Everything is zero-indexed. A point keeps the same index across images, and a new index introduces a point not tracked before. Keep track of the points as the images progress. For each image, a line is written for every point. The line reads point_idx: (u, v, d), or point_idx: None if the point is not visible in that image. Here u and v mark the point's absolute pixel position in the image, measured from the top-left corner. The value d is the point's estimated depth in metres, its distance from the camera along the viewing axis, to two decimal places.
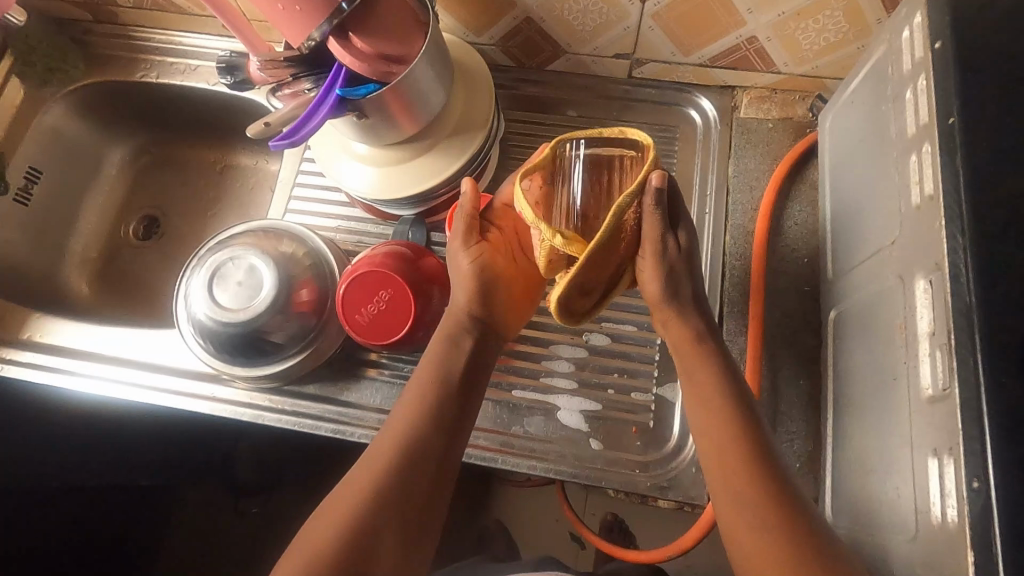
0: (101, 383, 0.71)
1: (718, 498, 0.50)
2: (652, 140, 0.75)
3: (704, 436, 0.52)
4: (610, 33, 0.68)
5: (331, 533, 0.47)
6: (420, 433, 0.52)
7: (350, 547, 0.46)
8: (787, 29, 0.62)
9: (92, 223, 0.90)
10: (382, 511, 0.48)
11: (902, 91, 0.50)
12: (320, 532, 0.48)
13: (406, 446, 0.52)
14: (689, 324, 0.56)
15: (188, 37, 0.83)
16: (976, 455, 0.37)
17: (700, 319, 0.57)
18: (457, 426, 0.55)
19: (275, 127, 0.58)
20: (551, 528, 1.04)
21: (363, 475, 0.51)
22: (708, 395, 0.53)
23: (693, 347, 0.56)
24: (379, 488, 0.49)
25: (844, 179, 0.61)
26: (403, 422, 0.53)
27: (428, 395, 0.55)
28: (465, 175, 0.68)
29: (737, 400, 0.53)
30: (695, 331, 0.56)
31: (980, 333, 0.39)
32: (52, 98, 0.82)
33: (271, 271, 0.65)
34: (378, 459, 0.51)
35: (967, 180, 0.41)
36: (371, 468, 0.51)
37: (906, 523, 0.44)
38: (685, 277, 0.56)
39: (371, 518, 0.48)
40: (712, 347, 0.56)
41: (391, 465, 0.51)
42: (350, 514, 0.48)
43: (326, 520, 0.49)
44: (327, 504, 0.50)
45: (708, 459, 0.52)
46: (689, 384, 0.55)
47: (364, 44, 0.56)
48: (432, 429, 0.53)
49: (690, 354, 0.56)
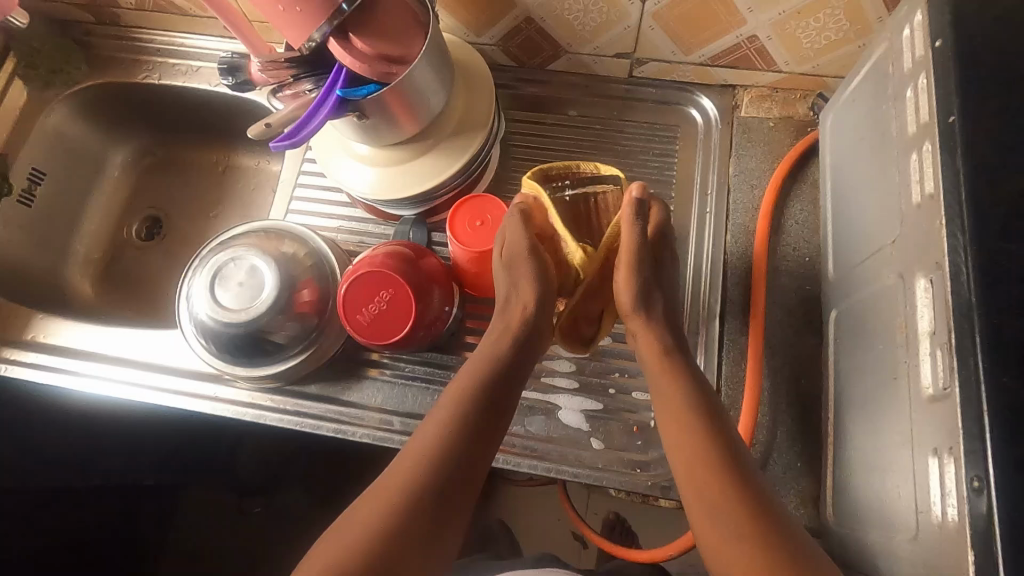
0: (104, 383, 0.71)
1: (694, 514, 0.50)
2: (653, 139, 0.75)
3: (676, 453, 0.53)
4: (611, 32, 0.68)
5: (361, 537, 0.47)
6: (452, 441, 0.53)
7: (379, 552, 0.47)
8: (788, 27, 0.62)
9: (95, 223, 0.90)
10: (410, 518, 0.49)
11: (903, 89, 0.50)
12: (343, 537, 0.48)
13: (440, 453, 0.52)
14: (659, 338, 0.58)
15: (190, 38, 0.83)
16: (977, 453, 0.37)
17: (667, 334, 0.59)
18: (489, 437, 0.55)
19: (276, 128, 0.58)
20: (553, 527, 1.04)
21: (395, 481, 0.51)
22: (674, 405, 0.54)
23: None
24: (409, 495, 0.50)
25: (845, 178, 0.61)
26: (434, 432, 0.53)
27: (462, 405, 0.55)
28: (466, 175, 0.68)
29: (699, 410, 0.53)
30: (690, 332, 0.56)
31: (981, 332, 0.38)
32: (55, 100, 0.83)
33: (272, 272, 0.65)
34: (410, 467, 0.52)
35: (968, 179, 0.41)
36: (396, 479, 0.51)
37: (906, 522, 0.44)
38: (651, 291, 0.60)
39: (398, 526, 0.48)
40: None
41: (422, 472, 0.51)
42: (379, 519, 0.48)
43: (353, 525, 0.49)
44: (354, 508, 0.50)
45: (680, 472, 0.52)
46: (661, 403, 0.55)
47: (364, 45, 0.56)
48: (466, 438, 0.53)
49: (663, 374, 0.56)
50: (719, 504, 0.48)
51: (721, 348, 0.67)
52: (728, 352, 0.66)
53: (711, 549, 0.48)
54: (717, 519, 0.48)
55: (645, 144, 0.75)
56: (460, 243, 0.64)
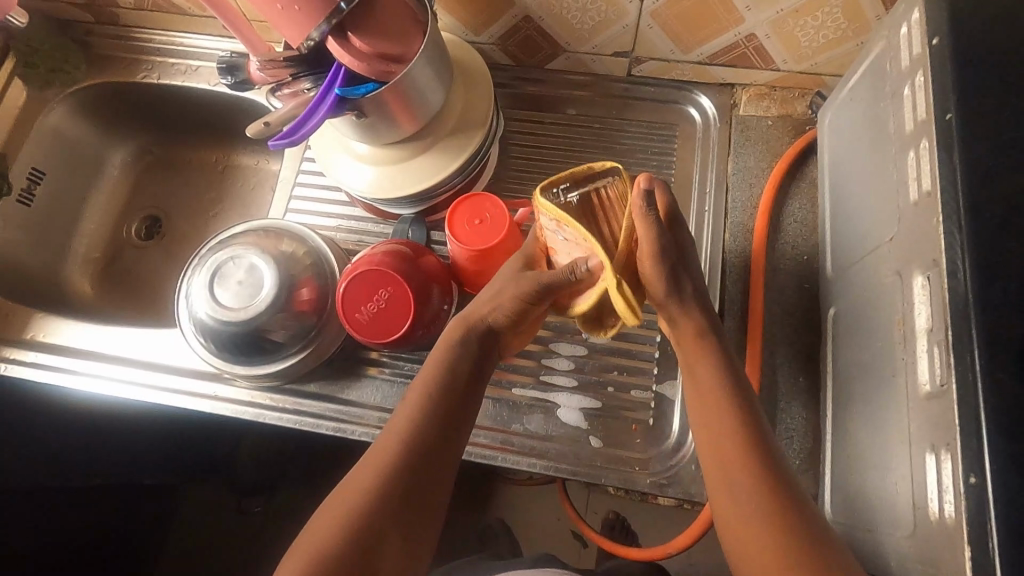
0: (104, 381, 0.71)
1: (716, 496, 0.50)
2: (651, 138, 0.75)
3: (702, 434, 0.53)
4: (610, 30, 0.68)
5: (334, 528, 0.48)
6: (419, 427, 0.53)
7: (349, 545, 0.47)
8: (785, 26, 0.62)
9: (95, 223, 0.90)
10: (382, 509, 0.49)
11: (901, 87, 0.50)
12: (319, 531, 0.48)
13: (409, 440, 0.52)
14: (697, 318, 0.55)
15: (189, 37, 0.83)
16: (973, 449, 0.37)
17: (705, 315, 0.55)
18: (456, 421, 0.55)
19: (274, 127, 0.58)
20: (553, 526, 1.04)
21: (365, 472, 0.51)
22: (704, 386, 0.54)
23: (691, 346, 0.55)
24: (381, 484, 0.50)
25: (843, 176, 0.61)
26: (402, 421, 0.53)
27: (427, 393, 0.55)
28: (465, 173, 0.68)
29: (733, 392, 0.53)
30: (701, 328, 0.55)
31: (977, 329, 0.39)
32: (55, 99, 0.83)
33: (271, 270, 0.65)
34: (381, 456, 0.52)
35: (965, 175, 0.41)
36: (368, 470, 0.51)
37: (904, 520, 0.44)
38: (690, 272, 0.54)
39: (371, 516, 0.48)
40: (713, 345, 0.55)
41: (392, 461, 0.51)
42: (350, 512, 0.49)
43: (328, 518, 0.49)
44: (332, 501, 0.51)
45: (704, 453, 0.52)
46: (697, 389, 0.54)
47: (363, 44, 0.56)
48: (432, 424, 0.53)
49: (697, 354, 0.55)
50: (737, 489, 0.49)
51: None
52: None
53: (728, 531, 0.48)
54: (732, 497, 0.49)
55: (644, 143, 0.75)
56: (458, 241, 0.64)
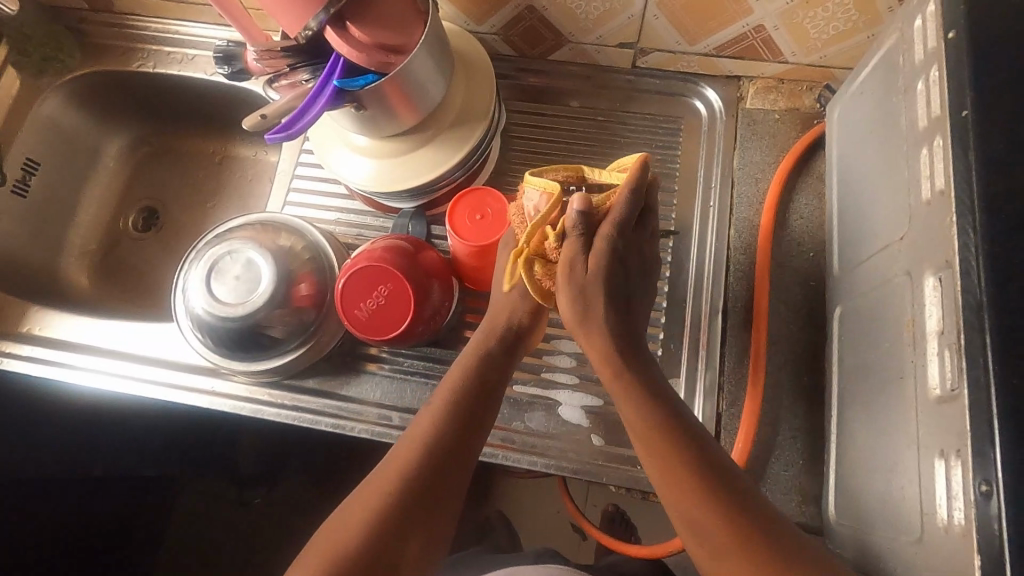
0: (100, 375, 0.70)
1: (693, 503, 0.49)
2: (656, 131, 0.74)
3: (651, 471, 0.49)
4: (615, 20, 0.66)
5: (357, 530, 0.47)
6: (450, 419, 0.53)
7: (372, 537, 0.47)
8: (795, 17, 0.61)
9: (92, 214, 0.89)
10: (403, 512, 0.48)
11: (914, 81, 0.49)
12: (337, 535, 0.48)
13: (441, 430, 0.52)
14: (614, 347, 0.51)
15: (185, 25, 0.82)
16: (986, 457, 0.36)
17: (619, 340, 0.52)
18: (485, 419, 0.55)
19: (272, 119, 0.56)
20: (552, 520, 1.04)
21: (390, 470, 0.50)
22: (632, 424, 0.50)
23: (616, 380, 0.51)
24: (405, 480, 0.49)
25: (852, 171, 0.60)
26: (431, 418, 0.53)
27: (456, 388, 0.55)
28: (465, 167, 0.67)
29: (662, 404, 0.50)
30: (619, 359, 0.51)
31: (992, 332, 0.38)
32: (49, 88, 0.81)
33: (269, 265, 0.64)
34: (410, 449, 0.51)
35: (981, 174, 0.40)
36: (391, 470, 0.50)
37: (911, 525, 0.44)
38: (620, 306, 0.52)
39: (388, 515, 0.48)
40: (638, 378, 0.51)
41: (421, 454, 0.51)
42: (368, 514, 0.48)
43: (347, 522, 0.48)
44: (352, 501, 0.50)
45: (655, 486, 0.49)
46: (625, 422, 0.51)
47: (362, 34, 0.54)
48: (463, 416, 0.53)
49: (615, 383, 0.51)
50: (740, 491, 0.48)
51: (723, 345, 0.66)
52: (731, 348, 0.65)
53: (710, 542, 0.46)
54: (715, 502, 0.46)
55: (649, 136, 0.74)
56: (460, 237, 0.62)
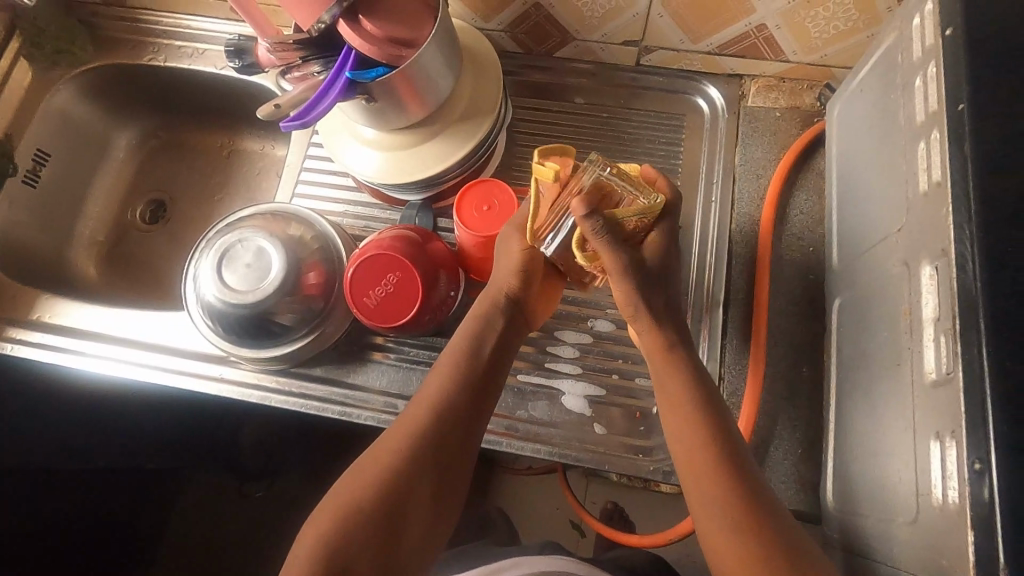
0: (110, 363, 0.71)
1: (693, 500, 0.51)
2: (659, 128, 0.75)
3: (683, 451, 0.52)
4: (620, 18, 0.68)
5: (360, 491, 0.49)
6: (456, 389, 0.54)
7: (382, 502, 0.48)
8: (797, 16, 0.62)
9: (100, 206, 0.90)
10: (404, 480, 0.49)
11: (913, 78, 0.50)
12: (344, 497, 0.49)
13: (445, 397, 0.53)
14: (663, 333, 0.55)
15: (197, 20, 0.83)
16: (978, 437, 0.37)
17: (672, 328, 0.55)
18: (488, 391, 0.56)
19: (285, 109, 0.57)
20: (551, 515, 1.05)
21: (396, 437, 0.52)
22: (673, 391, 0.53)
23: (665, 356, 0.54)
24: (414, 444, 0.51)
25: (851, 167, 0.61)
26: (436, 388, 0.54)
27: (460, 359, 0.55)
28: (472, 161, 0.68)
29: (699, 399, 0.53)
30: (668, 342, 0.55)
31: (985, 318, 0.39)
32: (61, 80, 0.83)
33: (279, 254, 0.65)
34: (414, 419, 0.53)
35: (976, 168, 0.42)
36: (398, 437, 0.52)
37: (907, 506, 0.45)
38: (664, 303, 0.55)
39: (395, 480, 0.49)
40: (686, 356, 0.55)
41: (427, 424, 0.52)
42: (375, 478, 0.49)
43: (352, 482, 0.50)
44: (359, 464, 0.51)
45: (681, 463, 0.52)
46: (667, 400, 0.54)
47: (374, 27, 0.56)
48: (469, 386, 0.54)
49: (666, 359, 0.55)
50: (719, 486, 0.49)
51: (724, 336, 0.67)
52: (731, 340, 0.67)
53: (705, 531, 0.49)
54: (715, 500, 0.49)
55: (652, 132, 0.75)
56: (468, 228, 0.63)
